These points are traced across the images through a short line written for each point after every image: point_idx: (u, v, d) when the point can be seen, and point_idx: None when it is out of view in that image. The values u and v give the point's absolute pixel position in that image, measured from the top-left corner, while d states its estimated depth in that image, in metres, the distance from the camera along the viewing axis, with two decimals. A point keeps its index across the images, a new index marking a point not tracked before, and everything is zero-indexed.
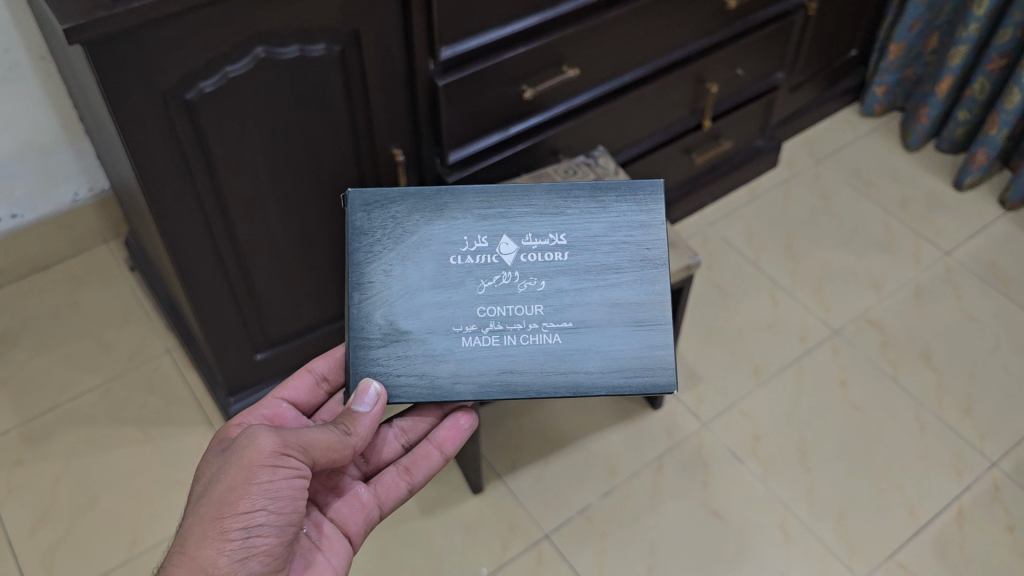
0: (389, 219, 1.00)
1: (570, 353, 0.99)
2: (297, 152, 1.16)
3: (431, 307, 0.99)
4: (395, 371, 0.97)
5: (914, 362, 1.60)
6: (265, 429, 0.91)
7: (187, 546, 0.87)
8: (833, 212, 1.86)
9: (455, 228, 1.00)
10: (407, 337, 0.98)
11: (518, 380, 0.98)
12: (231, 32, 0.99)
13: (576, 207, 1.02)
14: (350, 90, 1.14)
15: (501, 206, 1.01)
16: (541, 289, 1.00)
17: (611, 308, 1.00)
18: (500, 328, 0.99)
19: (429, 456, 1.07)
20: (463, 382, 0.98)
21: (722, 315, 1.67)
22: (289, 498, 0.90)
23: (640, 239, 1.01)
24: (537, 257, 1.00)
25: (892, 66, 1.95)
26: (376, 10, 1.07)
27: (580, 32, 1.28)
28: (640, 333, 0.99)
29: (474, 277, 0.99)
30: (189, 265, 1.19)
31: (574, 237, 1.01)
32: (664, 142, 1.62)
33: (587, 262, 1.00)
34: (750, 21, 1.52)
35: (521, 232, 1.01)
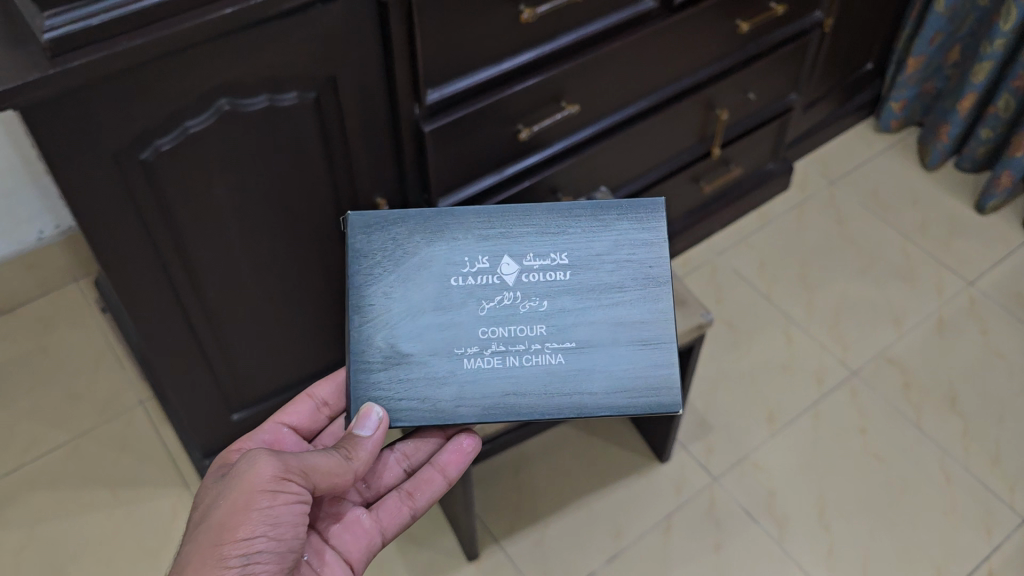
0: (389, 240, 0.95)
1: (576, 374, 0.93)
2: (271, 208, 1.05)
3: (432, 329, 0.93)
4: (397, 394, 0.92)
5: (938, 406, 1.50)
6: (266, 454, 0.85)
7: (182, 575, 0.80)
8: (849, 238, 1.76)
9: (456, 248, 0.95)
10: (409, 360, 0.92)
11: (522, 402, 0.92)
12: (189, 85, 0.88)
13: (579, 224, 0.96)
14: (327, 139, 1.03)
15: (502, 225, 0.96)
16: (544, 308, 0.94)
17: (617, 326, 0.94)
18: (502, 349, 0.93)
19: (432, 479, 1.01)
20: (466, 405, 0.92)
21: (733, 355, 1.57)
22: (291, 524, 0.84)
23: (645, 256, 0.96)
24: (539, 276, 0.95)
25: (911, 81, 1.84)
26: (353, 53, 0.96)
27: (580, 66, 1.17)
28: (646, 354, 0.94)
29: (475, 297, 0.94)
30: (154, 331, 1.08)
31: (578, 255, 0.96)
32: (670, 172, 1.51)
33: (591, 280, 0.95)
34: (763, 43, 1.41)
35: (523, 250, 0.95)
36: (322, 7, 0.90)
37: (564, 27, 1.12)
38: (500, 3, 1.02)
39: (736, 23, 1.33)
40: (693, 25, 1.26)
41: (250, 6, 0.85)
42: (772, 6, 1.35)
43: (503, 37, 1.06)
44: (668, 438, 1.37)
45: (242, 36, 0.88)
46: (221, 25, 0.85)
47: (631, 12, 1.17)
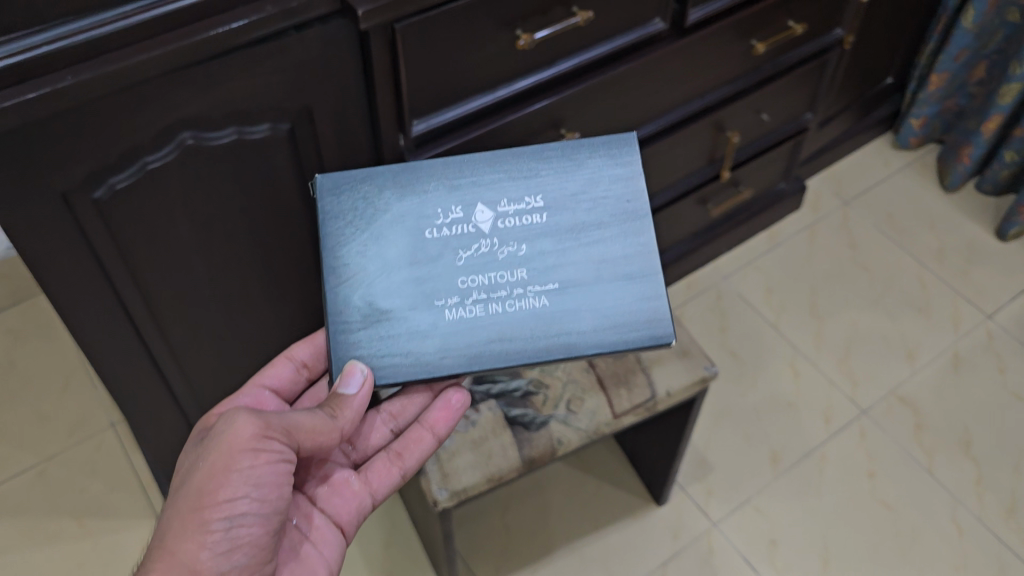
0: (359, 199, 0.89)
1: (562, 314, 0.88)
2: (242, 244, 0.98)
3: (408, 283, 0.88)
4: (379, 351, 0.86)
5: (951, 451, 1.43)
6: (244, 410, 0.80)
7: (163, 541, 0.76)
8: (862, 263, 1.67)
9: (428, 200, 0.90)
10: (388, 317, 0.87)
11: (509, 347, 0.87)
12: (146, 119, 0.80)
13: (549, 168, 0.92)
14: (303, 171, 0.95)
15: (473, 175, 0.91)
16: (523, 252, 0.89)
17: (598, 264, 0.90)
18: (483, 295, 0.88)
19: (420, 439, 0.92)
20: (450, 355, 0.86)
21: (737, 388, 1.49)
22: (274, 483, 0.80)
23: (618, 192, 0.92)
24: (516, 221, 0.90)
25: (933, 98, 1.75)
26: (332, 83, 0.88)
27: (582, 92, 1.08)
28: (631, 289, 0.89)
29: (452, 247, 0.89)
30: (114, 371, 1.01)
31: (552, 197, 0.91)
32: (677, 195, 1.43)
33: (567, 220, 0.91)
34: (779, 64, 1.32)
35: (496, 197, 0.91)
36: (295, 35, 0.82)
37: (565, 52, 1.03)
38: (495, 28, 0.93)
39: (752, 43, 1.24)
40: (704, 47, 1.18)
41: (213, 35, 0.77)
42: (790, 25, 1.26)
43: (497, 63, 0.97)
44: (666, 482, 1.30)
45: (205, 66, 0.79)
46: (180, 56, 0.76)
47: (638, 35, 1.07)
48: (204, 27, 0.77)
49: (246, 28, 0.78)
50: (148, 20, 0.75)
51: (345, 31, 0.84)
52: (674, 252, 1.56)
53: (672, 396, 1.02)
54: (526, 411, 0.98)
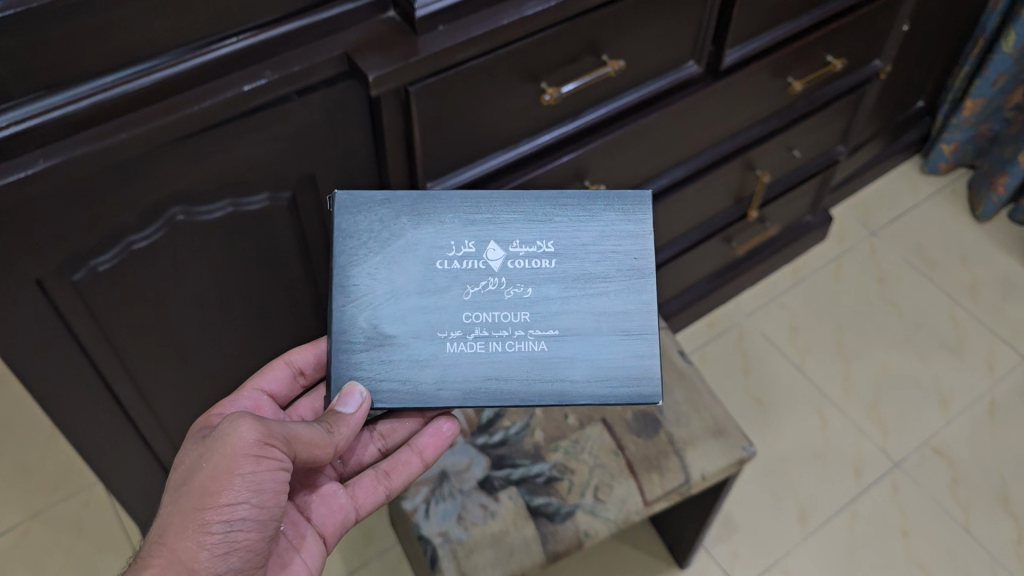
0: (375, 220, 0.75)
1: (560, 364, 0.75)
2: (238, 316, 0.89)
3: (415, 310, 0.75)
4: (377, 375, 0.75)
5: (990, 507, 1.34)
6: (247, 415, 0.71)
7: (160, 542, 0.67)
8: (891, 299, 1.59)
9: (441, 229, 0.76)
10: (392, 342, 0.75)
11: (503, 390, 0.74)
12: (130, 197, 0.71)
13: (566, 214, 0.77)
14: (306, 239, 0.86)
15: (490, 205, 0.76)
16: (529, 295, 0.76)
17: (605, 317, 0.76)
18: (484, 333, 0.75)
19: (407, 462, 0.83)
20: (446, 388, 0.74)
21: (763, 437, 1.41)
22: (276, 492, 0.71)
23: (637, 245, 0.76)
24: (525, 264, 0.76)
25: (965, 123, 1.66)
26: (337, 147, 0.79)
27: (608, 142, 0.99)
28: (637, 348, 0.76)
29: (460, 281, 0.75)
30: (100, 450, 0.92)
31: (566, 244, 0.76)
32: (702, 237, 1.34)
33: (578, 270, 0.76)
34: (814, 100, 1.23)
35: (510, 235, 0.76)
36: (297, 100, 0.73)
37: (592, 102, 0.94)
38: (518, 82, 0.84)
39: (787, 81, 1.15)
40: (738, 88, 1.09)
41: (202, 107, 0.67)
42: (829, 60, 1.16)
43: (520, 119, 0.88)
44: (692, 547, 1.21)
45: (195, 139, 0.70)
46: (167, 132, 0.67)
47: (671, 80, 0.98)
48: (192, 99, 0.68)
49: (240, 97, 0.69)
50: (127, 93, 0.66)
51: (354, 93, 0.75)
52: (695, 291, 1.48)
53: (706, 480, 0.94)
54: (550, 499, 0.90)
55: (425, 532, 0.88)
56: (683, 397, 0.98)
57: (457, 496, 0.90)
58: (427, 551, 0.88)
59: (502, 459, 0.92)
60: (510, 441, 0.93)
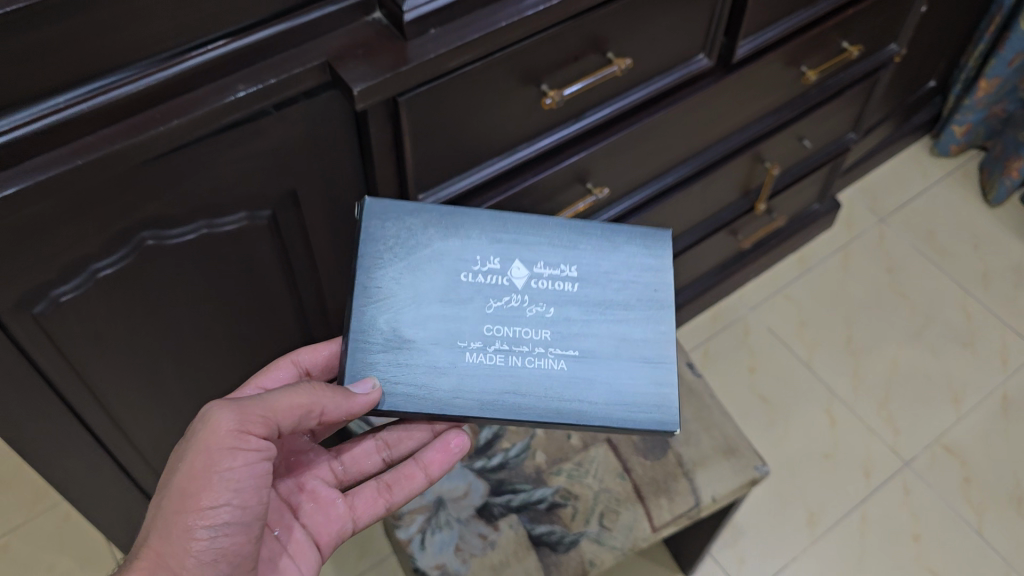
0: (403, 229, 0.70)
1: (579, 385, 0.68)
2: (218, 337, 0.83)
3: (436, 317, 0.68)
4: (391, 378, 0.67)
5: (1003, 509, 1.30)
6: (221, 400, 0.64)
7: (143, 547, 0.63)
8: (900, 290, 1.54)
9: (467, 242, 0.70)
10: (411, 346, 0.67)
11: (521, 406, 0.67)
12: (92, 224, 0.64)
13: (596, 239, 0.72)
14: (289, 256, 0.80)
15: (518, 225, 0.71)
16: (553, 313, 0.69)
17: (628, 343, 0.70)
18: (504, 347, 0.68)
19: (411, 475, 0.76)
20: (462, 399, 0.66)
21: (769, 437, 1.37)
22: (258, 487, 0.65)
23: (663, 280, 0.72)
24: (550, 284, 0.70)
25: (979, 104, 1.58)
26: (322, 161, 0.73)
27: (613, 144, 0.93)
28: (660, 375, 0.69)
29: (484, 294, 0.69)
30: (75, 480, 0.87)
31: (591, 270, 0.71)
32: (707, 232, 1.29)
33: (602, 296, 0.70)
34: (828, 88, 1.16)
35: (536, 255, 0.70)
36: (273, 113, 0.66)
37: (596, 101, 0.87)
38: (517, 86, 0.78)
39: (801, 70, 1.08)
40: (750, 81, 1.02)
41: (167, 127, 0.61)
42: (845, 47, 1.09)
43: (518, 124, 0.82)
44: (697, 557, 1.17)
45: (161, 160, 0.64)
46: (128, 156, 0.60)
47: (680, 75, 0.91)
48: (155, 119, 0.61)
49: (209, 115, 0.62)
50: (82, 116, 0.59)
51: (337, 103, 0.69)
52: (699, 285, 1.42)
53: (718, 503, 0.89)
54: (553, 527, 0.85)
55: (422, 564, 0.83)
56: (692, 413, 0.93)
57: (454, 526, 0.85)
58: None
59: (502, 484, 0.87)
60: (509, 464, 0.88)
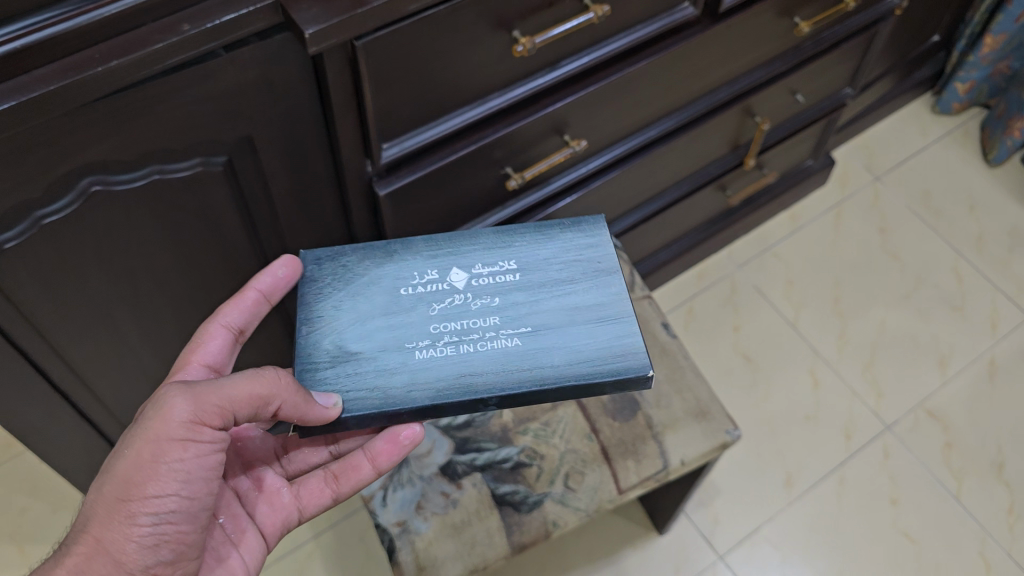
0: (340, 266, 0.74)
1: (537, 354, 0.68)
2: (176, 288, 0.81)
3: (381, 327, 0.70)
4: (345, 387, 0.68)
5: (983, 475, 1.30)
6: (177, 389, 0.61)
7: (81, 532, 0.60)
8: (892, 251, 1.51)
9: (404, 268, 0.73)
10: (359, 357, 0.69)
11: (480, 384, 0.67)
12: (31, 171, 0.61)
13: (525, 237, 0.75)
14: (249, 206, 0.77)
15: (452, 241, 0.75)
16: (498, 302, 0.71)
17: (578, 311, 0.71)
18: (454, 338, 0.69)
19: (360, 466, 0.76)
20: (418, 390, 0.67)
21: (750, 398, 1.35)
22: (207, 478, 0.62)
23: (603, 252, 0.74)
24: (490, 280, 0.72)
25: (984, 61, 1.53)
26: (278, 108, 0.69)
27: (592, 95, 0.89)
28: (616, 330, 0.70)
29: (425, 300, 0.71)
30: (34, 429, 0.86)
31: (527, 259, 0.73)
32: (694, 188, 1.26)
33: (544, 277, 0.72)
34: (823, 41, 1.11)
35: (472, 259, 0.73)
36: (223, 55, 0.62)
37: (573, 50, 0.84)
38: (487, 32, 0.74)
39: (794, 22, 1.03)
40: (739, 33, 0.98)
41: (107, 68, 0.57)
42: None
43: (489, 72, 0.79)
44: (671, 516, 1.17)
45: (103, 102, 0.60)
46: (66, 98, 0.57)
47: (663, 24, 0.88)
48: (94, 59, 0.57)
49: (153, 56, 0.58)
50: (14, 54, 0.55)
51: (292, 46, 0.65)
52: (685, 243, 1.40)
53: (686, 466, 0.88)
54: (518, 487, 0.84)
55: (383, 520, 0.82)
56: (665, 375, 0.92)
57: (417, 482, 0.84)
58: (383, 541, 0.82)
59: (467, 442, 0.86)
60: (475, 423, 0.87)
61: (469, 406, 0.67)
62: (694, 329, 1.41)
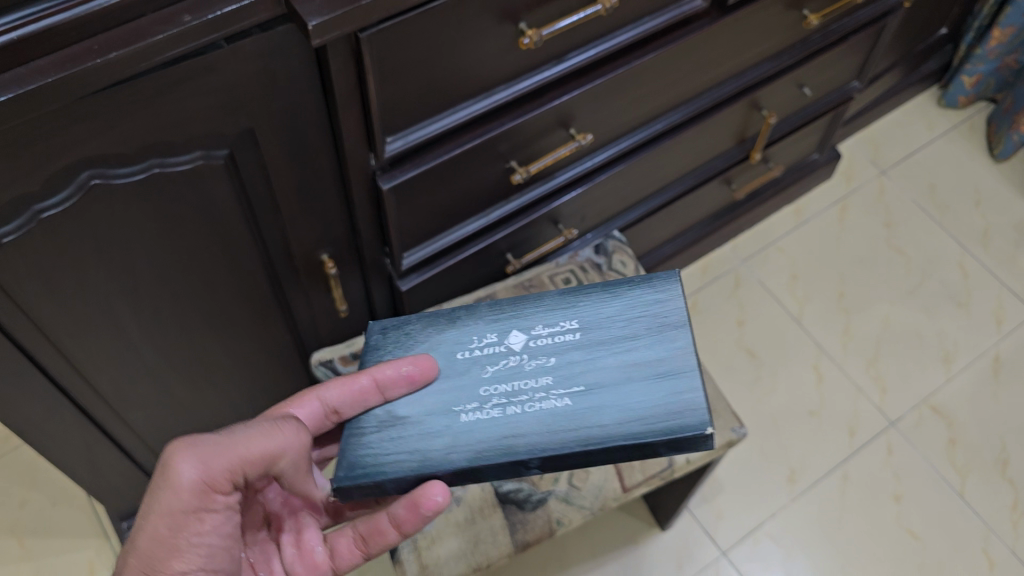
0: (403, 334, 0.73)
1: (585, 414, 0.64)
2: (177, 283, 0.80)
3: (432, 393, 0.68)
4: (385, 451, 0.67)
5: (987, 472, 1.29)
6: (187, 449, 0.60)
7: None
8: (897, 246, 1.50)
9: (464, 329, 0.71)
10: (406, 422, 0.68)
11: (519, 444, 0.63)
12: (29, 164, 0.60)
13: (591, 294, 0.70)
14: (251, 200, 0.76)
15: (515, 304, 0.71)
16: (553, 362, 0.67)
17: (636, 367, 0.65)
18: (502, 400, 0.66)
19: (384, 529, 0.69)
20: (455, 452, 0.65)
21: (754, 394, 1.34)
22: (225, 543, 0.62)
23: (673, 305, 0.68)
24: (549, 339, 0.68)
25: (991, 54, 1.52)
26: (281, 100, 0.68)
27: (597, 88, 0.88)
28: (674, 387, 0.64)
29: (480, 363, 0.69)
30: (34, 425, 0.85)
31: (592, 317, 0.69)
32: (699, 182, 1.24)
33: (605, 334, 0.68)
34: (831, 34, 1.10)
35: (533, 320, 0.70)
36: (224, 47, 0.61)
37: (579, 43, 0.83)
38: (494, 24, 0.73)
39: (802, 14, 1.02)
40: (747, 25, 0.97)
41: (107, 59, 0.56)
42: None
43: (495, 64, 0.77)
44: (674, 513, 1.16)
45: (103, 95, 0.59)
46: (65, 91, 0.56)
47: (670, 17, 0.86)
48: (93, 50, 0.56)
49: (154, 47, 0.57)
50: (12, 45, 0.54)
51: (295, 38, 0.64)
52: (688, 237, 1.38)
53: (692, 464, 0.87)
54: (520, 486, 0.83)
55: None
56: None
57: None
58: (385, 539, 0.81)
59: None
60: None
61: (509, 467, 0.64)
62: (697, 324, 1.40)
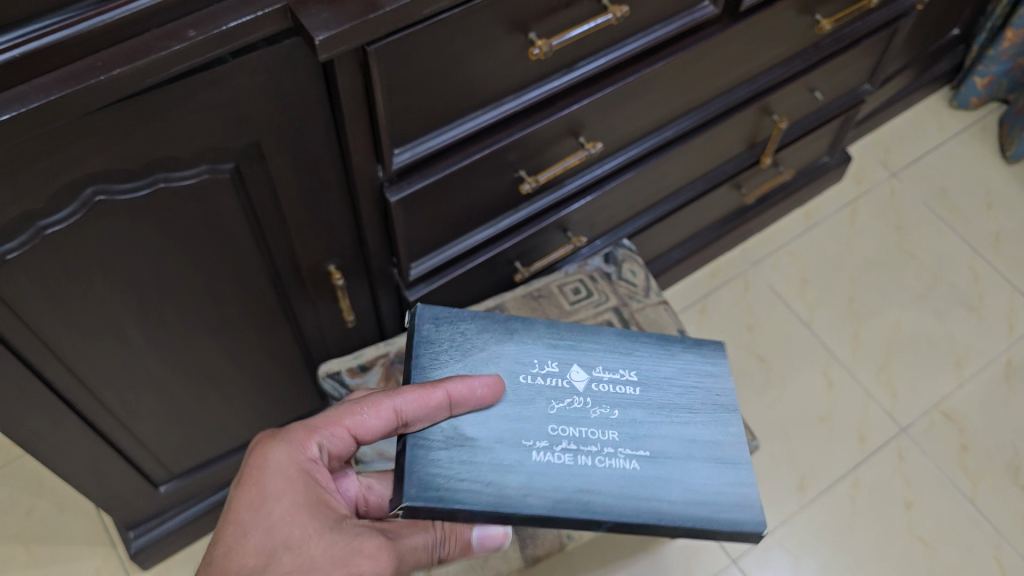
0: (458, 333, 0.70)
1: (654, 484, 0.64)
2: (183, 295, 0.79)
3: (498, 416, 0.65)
4: (458, 475, 0.61)
5: (998, 479, 1.28)
6: (386, 543, 0.60)
7: None
8: (909, 249, 1.49)
9: (523, 349, 0.69)
10: (474, 445, 0.63)
11: (598, 503, 0.62)
12: (32, 182, 0.59)
13: (647, 349, 0.71)
14: (257, 212, 0.75)
15: (573, 334, 0.70)
16: (618, 415, 0.66)
17: (697, 445, 0.67)
18: (572, 446, 0.64)
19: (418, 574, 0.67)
20: (532, 495, 0.61)
21: (764, 400, 1.33)
22: None
23: (725, 387, 0.70)
24: (609, 386, 0.68)
25: (1004, 55, 1.50)
26: (287, 113, 0.67)
27: (608, 97, 0.87)
28: (736, 477, 0.66)
29: (545, 395, 0.66)
30: (40, 438, 0.84)
31: (648, 374, 0.69)
32: (709, 188, 1.23)
33: (664, 398, 0.68)
34: (844, 38, 1.08)
35: (593, 360, 0.69)
36: (230, 62, 0.60)
37: (589, 51, 0.81)
38: (503, 34, 0.72)
39: (815, 19, 1.00)
40: (759, 31, 0.95)
41: (110, 77, 0.54)
42: None
43: (505, 74, 0.76)
44: None
45: (106, 111, 0.58)
46: (67, 109, 0.54)
47: (682, 24, 0.85)
48: (96, 67, 0.55)
49: (158, 64, 0.56)
50: (13, 63, 0.52)
51: (301, 52, 0.63)
52: (697, 241, 1.37)
53: None
54: None
55: None
56: None
57: None
58: None
59: None
60: None
61: (580, 523, 0.62)
62: (706, 329, 1.39)
